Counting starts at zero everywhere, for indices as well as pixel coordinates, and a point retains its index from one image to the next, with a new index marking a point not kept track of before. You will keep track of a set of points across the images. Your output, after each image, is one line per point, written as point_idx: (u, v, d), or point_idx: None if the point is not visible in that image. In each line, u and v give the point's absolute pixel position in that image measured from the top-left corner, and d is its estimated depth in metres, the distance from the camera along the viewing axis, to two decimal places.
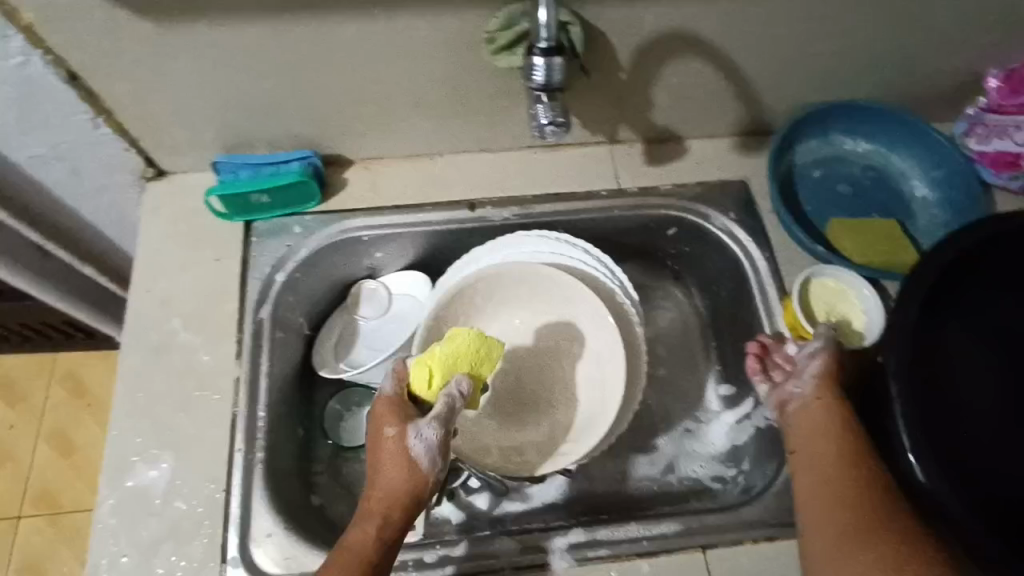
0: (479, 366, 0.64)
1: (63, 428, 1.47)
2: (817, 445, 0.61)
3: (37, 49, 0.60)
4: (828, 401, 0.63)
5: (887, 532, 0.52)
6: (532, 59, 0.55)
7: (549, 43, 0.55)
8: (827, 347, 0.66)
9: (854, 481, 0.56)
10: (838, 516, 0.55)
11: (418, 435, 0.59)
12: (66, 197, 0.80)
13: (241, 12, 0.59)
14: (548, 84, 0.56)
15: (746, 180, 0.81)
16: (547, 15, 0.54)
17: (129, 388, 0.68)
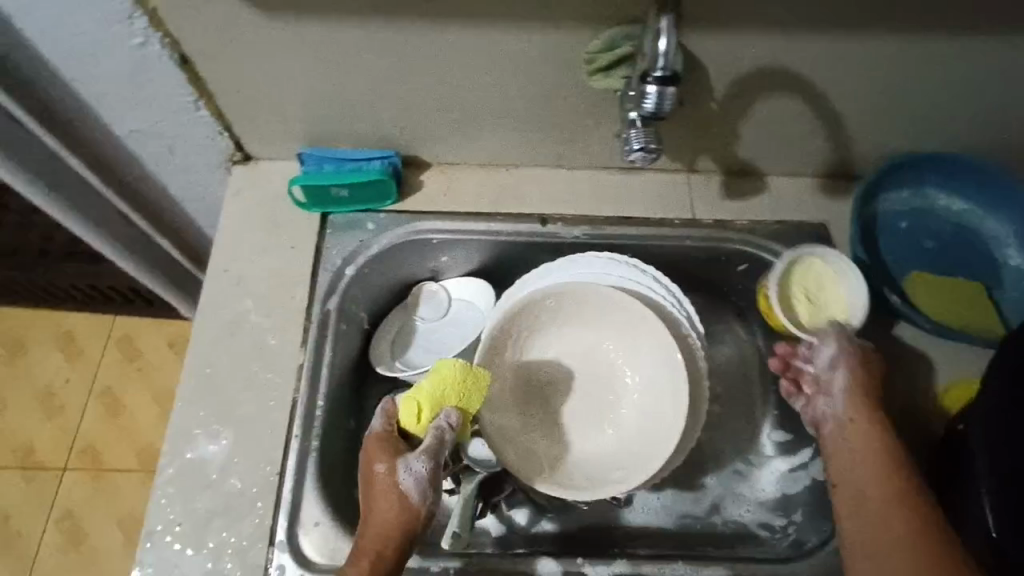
0: (467, 398, 0.65)
1: (114, 388, 1.53)
2: (853, 458, 0.63)
3: (157, 32, 0.63)
4: (862, 413, 0.65)
5: (926, 543, 0.54)
6: (646, 87, 0.53)
7: (666, 73, 0.52)
8: (846, 355, 0.68)
9: (893, 495, 0.58)
10: (880, 529, 0.57)
11: (407, 469, 0.61)
12: (156, 172, 0.83)
13: (352, 13, 0.61)
14: (656, 112, 0.54)
15: (826, 224, 0.79)
16: (667, 45, 0.51)
17: (198, 362, 0.70)
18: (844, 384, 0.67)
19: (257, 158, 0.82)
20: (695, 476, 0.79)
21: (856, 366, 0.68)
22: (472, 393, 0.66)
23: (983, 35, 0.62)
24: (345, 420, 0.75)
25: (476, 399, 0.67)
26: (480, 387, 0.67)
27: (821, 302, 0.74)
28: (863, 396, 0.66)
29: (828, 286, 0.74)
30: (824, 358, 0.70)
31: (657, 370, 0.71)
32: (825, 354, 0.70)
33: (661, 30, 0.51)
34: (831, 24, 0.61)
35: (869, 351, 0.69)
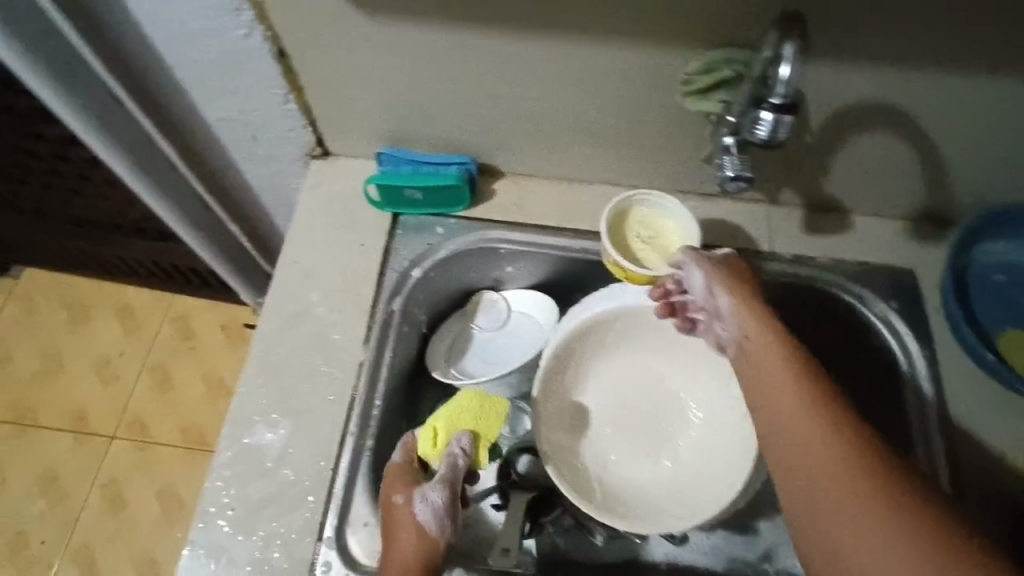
0: (479, 426, 0.72)
1: (166, 364, 1.57)
2: (774, 382, 0.56)
3: (261, 25, 0.65)
4: (762, 330, 0.58)
5: (871, 483, 0.48)
6: (759, 113, 0.51)
7: (784, 100, 0.50)
8: (711, 275, 0.62)
9: (818, 425, 0.52)
10: (812, 463, 0.51)
11: (424, 499, 0.63)
12: (237, 160, 0.86)
13: (451, 18, 0.61)
14: (769, 140, 0.52)
15: (913, 270, 0.75)
16: (790, 72, 0.48)
17: (263, 349, 0.71)
18: (732, 298, 0.61)
19: (336, 154, 0.83)
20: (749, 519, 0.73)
21: (728, 281, 0.62)
22: (485, 420, 0.73)
23: None
24: (396, 422, 0.74)
25: (490, 428, 0.72)
26: (496, 415, 0.73)
27: (663, 245, 0.70)
28: (757, 311, 0.60)
29: (660, 227, 0.71)
30: (695, 282, 0.64)
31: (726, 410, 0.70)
32: (696, 281, 0.64)
33: (783, 57, 0.48)
34: (946, 61, 0.58)
35: (736, 263, 0.64)
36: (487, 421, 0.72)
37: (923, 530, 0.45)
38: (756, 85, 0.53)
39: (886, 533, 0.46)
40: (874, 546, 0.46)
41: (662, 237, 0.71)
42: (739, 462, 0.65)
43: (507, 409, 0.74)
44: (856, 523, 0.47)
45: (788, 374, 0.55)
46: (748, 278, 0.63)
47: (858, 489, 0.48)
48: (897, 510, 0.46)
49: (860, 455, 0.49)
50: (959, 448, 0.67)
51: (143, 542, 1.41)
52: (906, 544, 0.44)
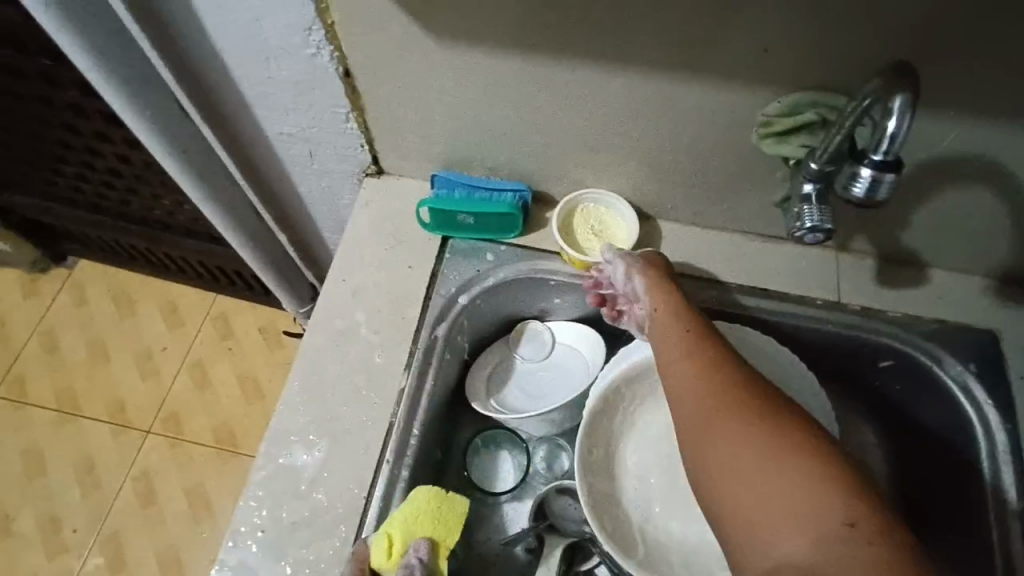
0: (439, 529, 0.62)
1: (204, 363, 1.59)
2: (682, 350, 0.56)
3: (330, 45, 0.65)
4: (673, 305, 0.61)
5: (765, 429, 0.48)
6: (858, 169, 0.47)
7: (886, 157, 0.46)
8: (633, 260, 0.66)
9: (717, 380, 0.52)
10: (713, 415, 0.50)
11: None
12: (292, 172, 0.86)
13: (521, 47, 0.60)
14: (866, 198, 0.49)
15: (996, 332, 0.69)
16: (899, 128, 0.45)
17: (304, 367, 0.70)
18: (644, 282, 0.64)
19: (390, 173, 0.82)
20: None
21: (649, 268, 0.65)
22: (445, 521, 0.62)
23: None
24: (433, 452, 0.72)
25: (452, 528, 0.63)
26: (456, 513, 0.63)
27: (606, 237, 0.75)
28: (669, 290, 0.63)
29: (607, 220, 0.75)
30: (619, 273, 0.67)
31: None
32: (618, 271, 0.67)
33: (892, 109, 0.45)
34: None
35: (658, 259, 0.67)
36: (448, 521, 0.62)
37: (816, 469, 0.45)
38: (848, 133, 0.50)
39: (780, 475, 0.45)
40: (768, 489, 0.45)
41: (610, 232, 0.75)
42: None
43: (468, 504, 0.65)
44: (753, 470, 0.46)
45: (698, 340, 0.56)
46: (660, 264, 0.66)
47: (753, 434, 0.47)
48: (788, 451, 0.46)
49: (748, 403, 0.50)
50: None
51: (170, 538, 1.42)
52: (803, 484, 0.44)
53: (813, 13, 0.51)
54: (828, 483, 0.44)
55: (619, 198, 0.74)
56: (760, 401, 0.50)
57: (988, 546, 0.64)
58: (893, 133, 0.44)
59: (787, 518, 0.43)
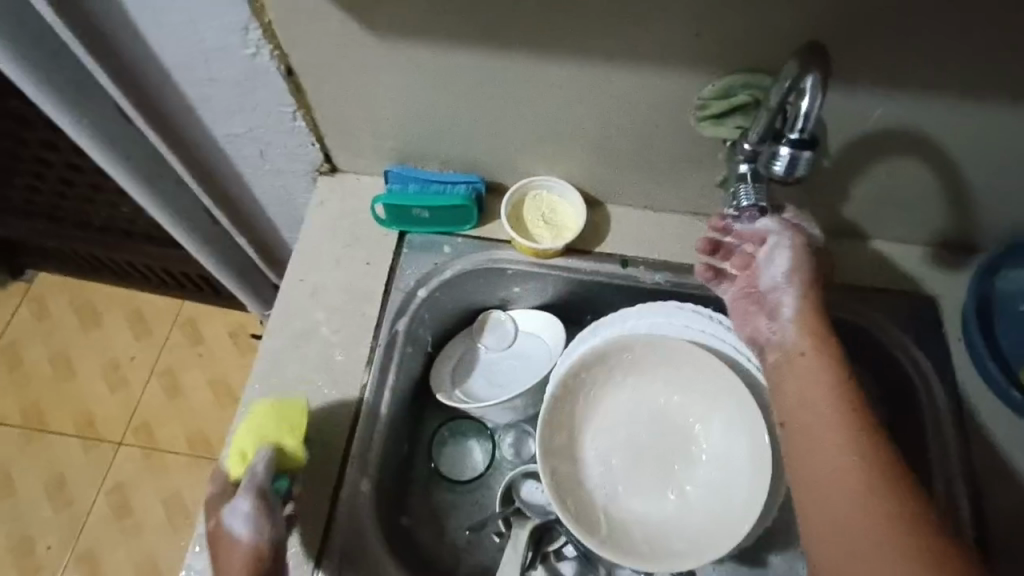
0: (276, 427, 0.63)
1: (174, 370, 1.57)
2: (820, 424, 0.56)
3: (269, 45, 0.64)
4: (821, 360, 0.58)
5: (900, 534, 0.50)
6: (777, 148, 0.49)
7: (803, 136, 0.48)
8: (801, 267, 0.61)
9: (857, 470, 0.53)
10: (849, 507, 0.53)
11: (232, 514, 0.59)
12: (245, 174, 0.85)
13: (461, 40, 0.60)
14: (787, 175, 0.51)
15: (935, 298, 0.73)
16: (812, 108, 0.46)
17: (265, 370, 0.71)
18: (802, 330, 0.60)
19: (343, 171, 0.82)
20: (762, 552, 0.70)
21: (800, 267, 0.61)
22: (292, 424, 0.64)
23: None
24: (399, 445, 0.73)
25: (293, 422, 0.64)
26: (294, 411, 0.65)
27: (555, 221, 0.76)
28: (818, 327, 0.60)
29: (555, 205, 0.77)
30: (763, 252, 0.62)
31: (736, 440, 0.66)
32: (776, 265, 0.62)
33: (804, 89, 0.47)
34: (974, 89, 0.56)
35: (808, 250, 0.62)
36: (286, 419, 0.64)
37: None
38: (777, 111, 0.50)
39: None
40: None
41: (558, 216, 0.76)
42: (750, 499, 0.63)
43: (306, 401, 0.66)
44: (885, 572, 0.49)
45: (848, 418, 0.55)
46: (816, 278, 0.62)
47: (890, 540, 0.50)
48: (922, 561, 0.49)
49: (886, 501, 0.52)
50: (984, 490, 0.65)
51: (148, 548, 1.41)
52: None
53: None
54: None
55: (572, 188, 0.75)
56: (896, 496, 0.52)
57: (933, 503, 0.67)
58: (806, 116, 0.46)
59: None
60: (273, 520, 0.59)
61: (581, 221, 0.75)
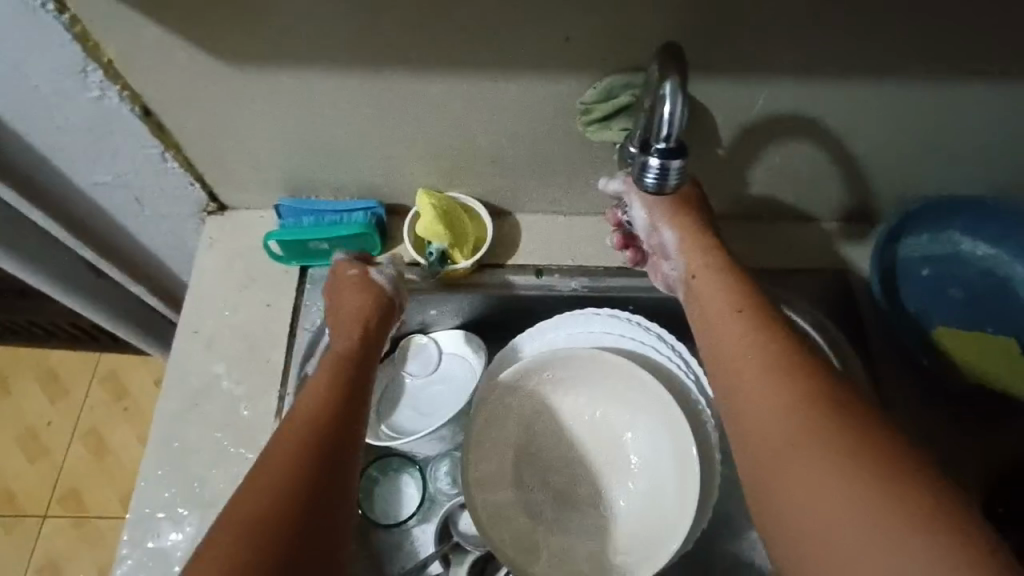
0: (433, 224, 0.69)
1: (98, 428, 1.46)
2: (745, 352, 0.51)
3: (115, 85, 0.59)
4: (716, 273, 0.58)
5: (840, 446, 0.43)
6: (648, 161, 0.48)
7: (669, 144, 0.47)
8: (654, 206, 0.62)
9: (788, 389, 0.47)
10: (783, 426, 0.46)
11: (380, 271, 0.69)
12: (124, 222, 0.78)
13: (325, 63, 0.56)
14: (659, 187, 0.51)
15: (844, 273, 0.74)
16: (675, 113, 0.45)
17: (165, 436, 0.65)
18: (698, 268, 0.59)
19: (233, 208, 0.76)
20: (705, 546, 0.70)
21: (677, 218, 0.61)
22: (443, 218, 0.70)
23: (1013, 76, 0.57)
24: None
25: (438, 230, 0.69)
26: (448, 214, 0.70)
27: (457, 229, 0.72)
28: (701, 249, 0.60)
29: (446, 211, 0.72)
30: (641, 219, 0.63)
31: (664, 444, 0.65)
32: (640, 217, 0.63)
33: (663, 96, 0.44)
34: (848, 68, 0.56)
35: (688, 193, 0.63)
36: (443, 219, 0.70)
37: (900, 492, 0.39)
38: (641, 128, 0.49)
39: (854, 500, 0.40)
40: (845, 513, 0.40)
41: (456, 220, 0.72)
42: (682, 503, 0.62)
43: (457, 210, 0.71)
44: (827, 489, 0.42)
45: (759, 316, 0.53)
46: (695, 219, 0.62)
47: (830, 453, 0.43)
48: (868, 468, 0.41)
49: (822, 415, 0.45)
50: None
51: None
52: (882, 510, 0.39)
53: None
54: (914, 505, 0.39)
55: (475, 202, 0.73)
56: (829, 410, 0.45)
57: None
58: (670, 120, 0.45)
59: (869, 544, 0.39)
60: (401, 291, 0.69)
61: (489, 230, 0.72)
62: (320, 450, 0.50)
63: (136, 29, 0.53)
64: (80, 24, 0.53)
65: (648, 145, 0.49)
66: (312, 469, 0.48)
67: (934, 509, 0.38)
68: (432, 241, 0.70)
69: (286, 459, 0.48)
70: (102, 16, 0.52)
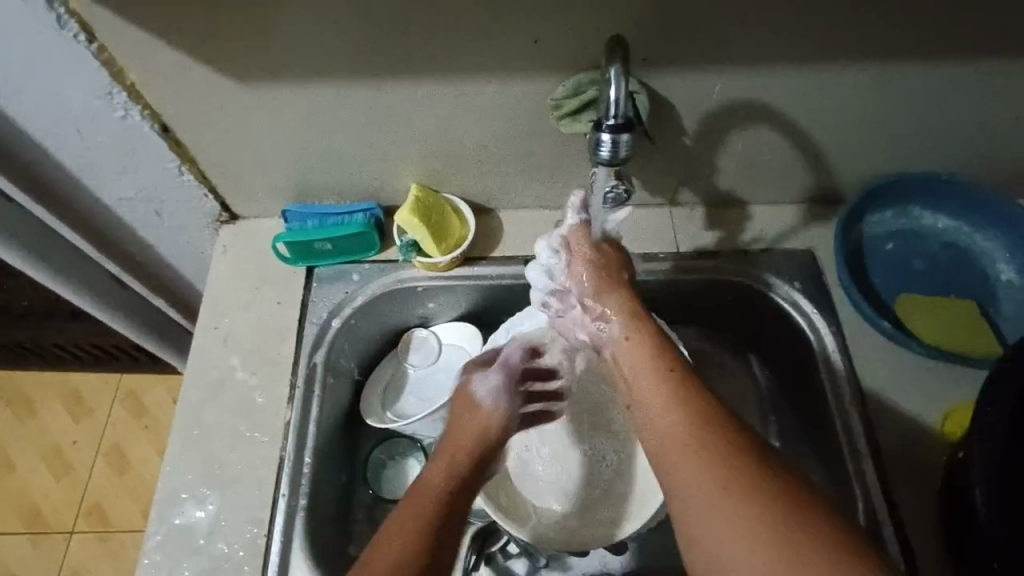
0: (412, 215, 0.75)
1: (121, 446, 1.51)
2: (638, 363, 0.57)
3: (137, 105, 0.66)
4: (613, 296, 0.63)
5: (720, 457, 0.47)
6: (599, 135, 0.53)
7: (617, 120, 0.52)
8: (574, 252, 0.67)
9: (672, 401, 0.52)
10: (664, 433, 0.51)
11: (482, 382, 0.64)
12: (144, 234, 0.85)
13: (324, 77, 0.63)
14: (614, 159, 0.54)
15: (812, 250, 0.78)
16: (618, 93, 0.50)
17: (186, 424, 0.71)
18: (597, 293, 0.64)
19: (244, 217, 0.83)
20: None
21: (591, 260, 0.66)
22: (421, 210, 0.75)
23: (946, 57, 0.62)
24: (335, 471, 0.75)
25: (416, 220, 0.75)
26: (428, 205, 0.76)
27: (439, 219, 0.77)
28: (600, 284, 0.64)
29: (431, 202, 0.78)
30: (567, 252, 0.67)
31: None
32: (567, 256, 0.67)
33: (609, 79, 0.50)
34: (793, 57, 0.62)
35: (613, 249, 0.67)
36: (422, 211, 0.75)
37: (773, 506, 0.43)
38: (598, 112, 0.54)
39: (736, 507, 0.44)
40: (728, 524, 0.44)
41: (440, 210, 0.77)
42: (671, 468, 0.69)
43: (437, 202, 0.77)
44: (702, 494, 0.46)
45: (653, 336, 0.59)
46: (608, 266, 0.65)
47: (695, 460, 0.48)
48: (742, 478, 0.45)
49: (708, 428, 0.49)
50: (877, 420, 0.67)
51: None
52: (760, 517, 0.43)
53: (566, 5, 0.56)
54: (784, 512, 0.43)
55: (460, 200, 0.79)
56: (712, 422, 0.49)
57: (835, 440, 0.69)
58: (615, 98, 0.50)
59: (740, 548, 0.43)
60: (513, 400, 0.64)
61: (475, 224, 0.78)
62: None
63: (154, 53, 0.60)
64: (107, 51, 0.60)
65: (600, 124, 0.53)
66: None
67: (799, 524, 0.42)
68: (409, 233, 0.76)
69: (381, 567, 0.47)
70: (127, 42, 0.59)
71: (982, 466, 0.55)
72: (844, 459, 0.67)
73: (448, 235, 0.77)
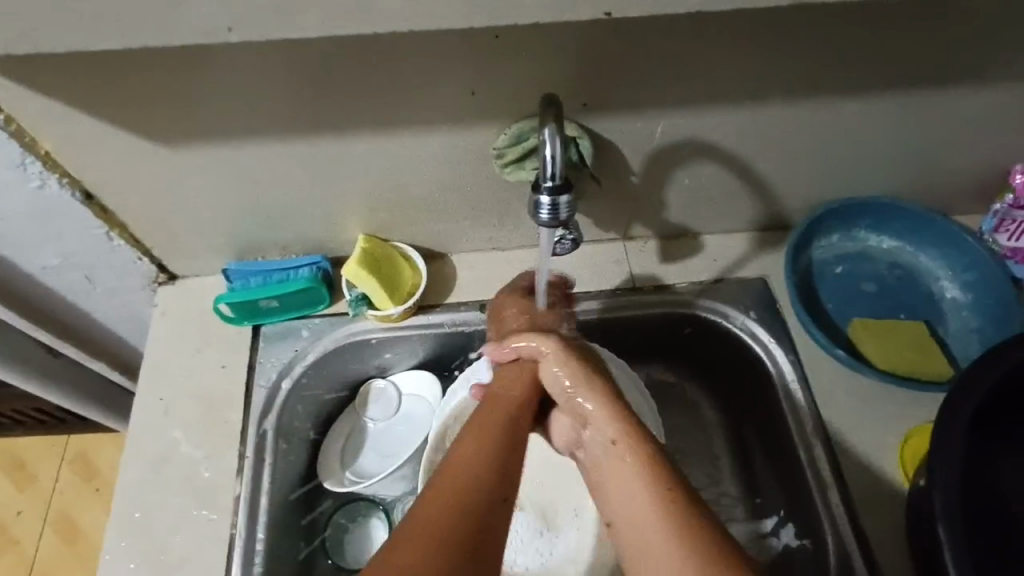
0: (359, 265, 0.72)
1: (71, 513, 1.40)
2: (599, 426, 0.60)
3: (54, 173, 0.62)
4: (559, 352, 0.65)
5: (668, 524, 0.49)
6: (539, 198, 0.51)
7: (556, 181, 0.51)
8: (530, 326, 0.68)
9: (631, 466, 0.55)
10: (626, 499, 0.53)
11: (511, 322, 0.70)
12: (76, 301, 0.80)
13: (254, 136, 0.61)
14: (556, 221, 0.53)
15: (765, 277, 0.78)
16: (555, 152, 0.50)
17: (127, 508, 0.66)
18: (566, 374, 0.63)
19: (183, 277, 0.79)
20: None
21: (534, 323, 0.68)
22: (368, 260, 0.73)
23: (875, 90, 0.63)
24: (292, 543, 0.71)
25: (363, 270, 0.72)
26: (374, 255, 0.74)
27: (387, 269, 0.75)
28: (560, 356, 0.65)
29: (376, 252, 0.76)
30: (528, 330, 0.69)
31: None
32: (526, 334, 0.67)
33: (544, 139, 0.50)
34: (729, 94, 0.62)
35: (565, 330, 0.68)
36: (369, 261, 0.73)
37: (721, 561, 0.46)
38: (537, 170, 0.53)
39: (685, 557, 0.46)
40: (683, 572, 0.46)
41: (387, 260, 0.75)
42: None
43: (384, 251, 0.75)
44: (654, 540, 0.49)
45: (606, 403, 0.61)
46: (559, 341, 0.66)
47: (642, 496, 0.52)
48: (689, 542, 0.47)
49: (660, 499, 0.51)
50: (840, 448, 0.67)
51: None
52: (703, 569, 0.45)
53: (499, 56, 0.55)
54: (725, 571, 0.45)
55: (411, 248, 0.77)
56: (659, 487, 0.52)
57: (800, 471, 0.68)
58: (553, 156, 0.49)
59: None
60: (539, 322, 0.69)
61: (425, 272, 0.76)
62: (488, 503, 0.52)
63: (69, 120, 0.57)
64: (15, 121, 0.57)
65: (539, 184, 0.52)
66: (479, 515, 0.51)
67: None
68: (360, 285, 0.73)
69: (463, 480, 0.53)
70: (36, 111, 0.56)
71: (943, 494, 0.54)
72: (811, 491, 0.66)
73: (398, 285, 0.75)
